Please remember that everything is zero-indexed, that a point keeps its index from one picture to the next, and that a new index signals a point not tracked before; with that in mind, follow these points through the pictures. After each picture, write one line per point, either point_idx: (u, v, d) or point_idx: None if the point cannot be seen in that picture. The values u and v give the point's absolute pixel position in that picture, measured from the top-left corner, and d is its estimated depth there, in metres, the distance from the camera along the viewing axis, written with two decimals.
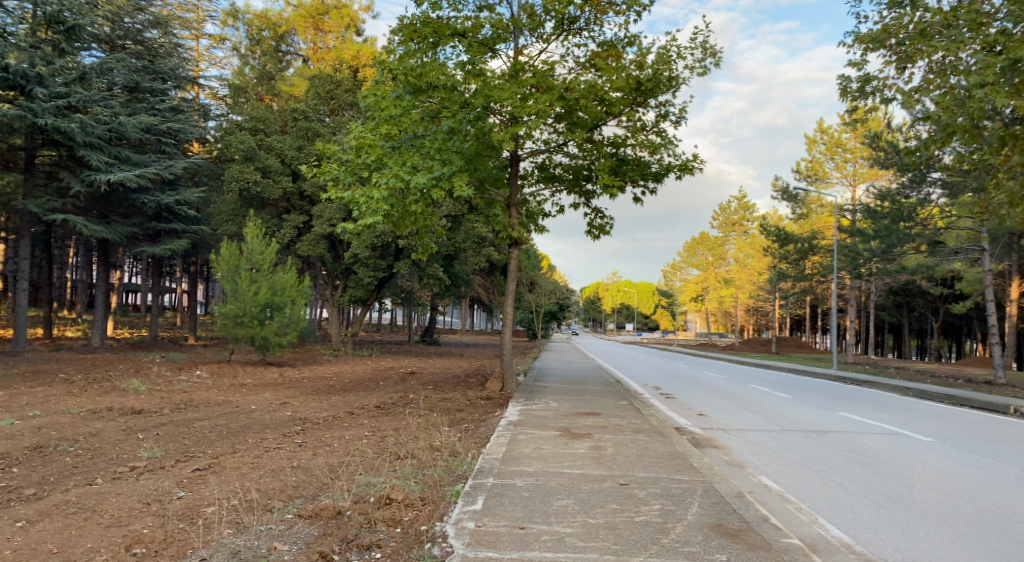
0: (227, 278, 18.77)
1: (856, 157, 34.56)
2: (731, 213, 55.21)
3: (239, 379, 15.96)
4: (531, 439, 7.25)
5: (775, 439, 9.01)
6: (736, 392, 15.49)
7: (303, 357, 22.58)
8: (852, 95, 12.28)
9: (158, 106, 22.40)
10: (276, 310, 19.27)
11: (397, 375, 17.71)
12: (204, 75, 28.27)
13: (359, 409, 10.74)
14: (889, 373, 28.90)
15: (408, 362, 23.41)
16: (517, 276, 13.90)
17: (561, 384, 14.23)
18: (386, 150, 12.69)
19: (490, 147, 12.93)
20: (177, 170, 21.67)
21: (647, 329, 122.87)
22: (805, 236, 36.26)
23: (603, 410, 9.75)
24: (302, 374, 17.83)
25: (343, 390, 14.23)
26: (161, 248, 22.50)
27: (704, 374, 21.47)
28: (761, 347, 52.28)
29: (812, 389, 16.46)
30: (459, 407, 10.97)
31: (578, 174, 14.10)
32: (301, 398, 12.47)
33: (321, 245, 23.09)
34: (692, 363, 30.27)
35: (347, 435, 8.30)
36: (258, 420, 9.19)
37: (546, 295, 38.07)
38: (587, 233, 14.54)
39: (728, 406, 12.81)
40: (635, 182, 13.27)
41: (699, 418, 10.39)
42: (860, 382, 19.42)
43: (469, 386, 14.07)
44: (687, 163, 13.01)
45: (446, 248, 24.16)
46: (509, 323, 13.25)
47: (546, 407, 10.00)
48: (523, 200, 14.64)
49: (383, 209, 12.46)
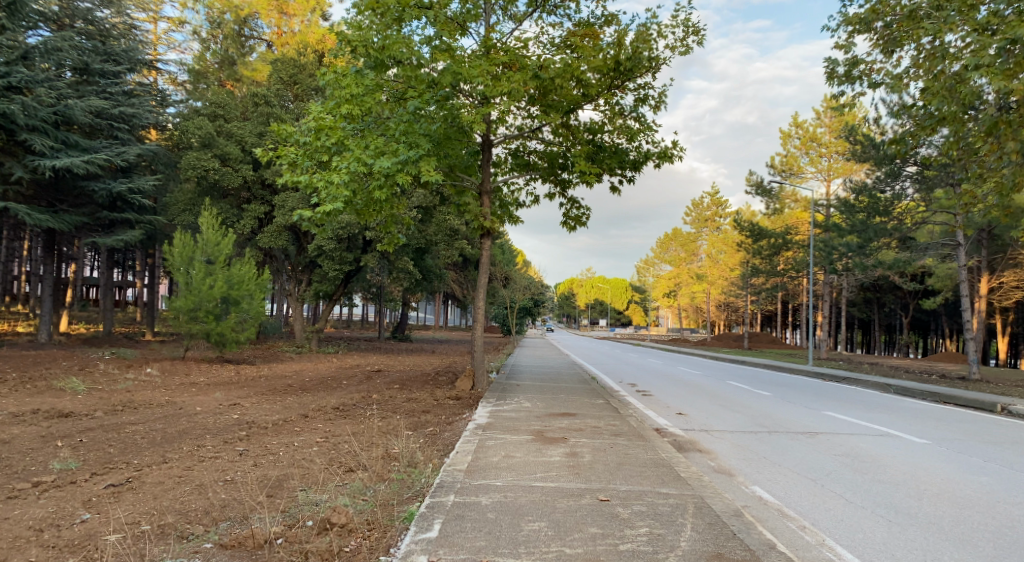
0: (182, 270, 17.74)
1: (831, 151, 34.67)
2: (704, 208, 55.24)
3: (192, 377, 14.98)
4: (499, 445, 6.54)
5: (760, 441, 8.47)
6: (714, 389, 15.02)
7: (265, 354, 21.59)
8: (839, 80, 11.78)
9: (109, 89, 21.02)
10: (233, 304, 18.32)
11: (362, 373, 16.83)
12: (162, 60, 26.95)
13: (315, 412, 9.89)
14: (863, 369, 28.77)
15: (375, 359, 22.51)
16: (488, 269, 13.16)
17: (535, 382, 13.54)
18: (347, 133, 11.96)
19: (460, 132, 12.21)
20: (131, 156, 20.46)
21: (620, 325, 123.01)
22: (778, 232, 36.21)
23: (578, 411, 9.08)
24: (260, 372, 16.89)
25: (301, 389, 13.37)
26: (112, 239, 21.27)
27: (680, 370, 21.01)
28: (733, 342, 52.33)
29: (790, 386, 16.07)
30: (425, 408, 10.22)
31: (553, 161, 13.39)
32: (255, 399, 11.55)
33: (284, 236, 22.33)
34: (666, 357, 29.83)
35: (297, 441, 7.48)
36: (200, 423, 8.32)
37: (519, 290, 37.42)
38: (563, 223, 13.84)
39: (708, 404, 12.27)
40: (612, 170, 12.62)
41: (681, 418, 9.80)
42: (838, 379, 19.11)
43: (438, 385, 13.31)
44: (667, 150, 12.38)
45: (415, 241, 23.34)
46: (479, 318, 12.54)
47: (517, 408, 9.28)
48: (495, 188, 13.89)
49: (345, 195, 11.69)
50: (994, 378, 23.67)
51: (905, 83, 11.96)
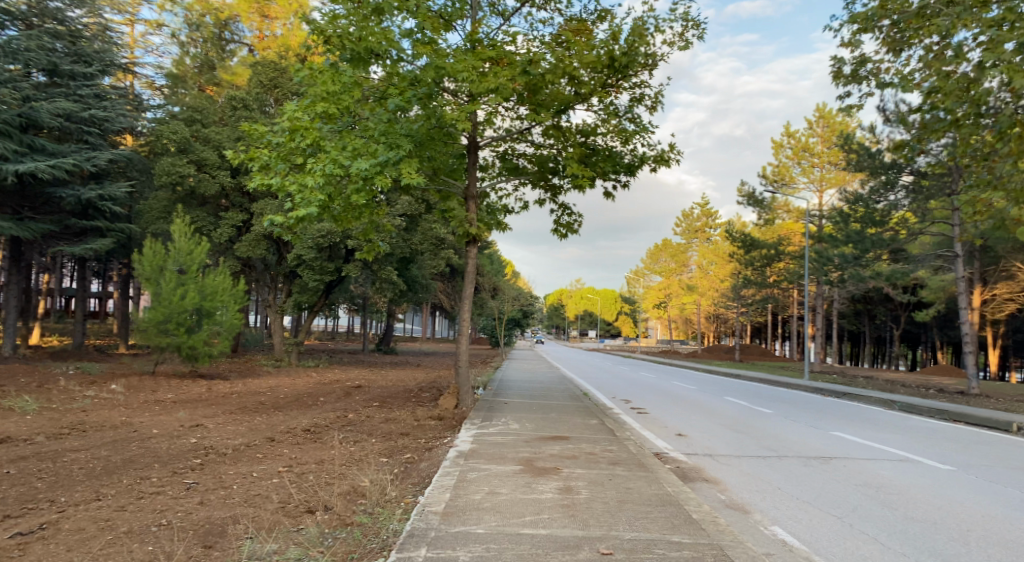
0: (151, 280, 16.81)
1: (823, 162, 34.39)
2: (694, 219, 55.19)
3: (158, 393, 14.03)
4: (484, 479, 5.75)
5: (772, 467, 7.76)
6: (712, 406, 14.34)
7: (241, 368, 20.61)
8: (844, 80, 11.28)
9: (80, 91, 20.15)
10: (206, 316, 17.37)
11: (341, 389, 15.94)
12: (140, 63, 26.09)
13: (283, 435, 9.04)
14: (859, 383, 28.12)
15: (357, 373, 21.58)
16: (474, 279, 12.37)
17: (523, 399, 12.75)
18: (323, 134, 11.24)
19: (445, 133, 11.54)
20: (102, 162, 19.57)
21: (609, 336, 122.37)
22: (770, 243, 35.77)
23: (570, 435, 8.30)
24: (234, 388, 15.95)
25: (274, 407, 12.48)
26: (81, 247, 20.30)
27: (673, 385, 20.32)
28: (724, 354, 51.69)
29: (791, 402, 15.38)
30: (403, 429, 9.42)
31: (544, 165, 12.72)
32: (221, 419, 10.66)
33: (262, 246, 21.49)
34: (658, 371, 29.06)
35: (256, 471, 6.67)
36: (151, 449, 7.48)
37: (508, 302, 36.58)
38: (553, 232, 13.14)
39: (707, 423, 11.55)
40: (606, 174, 11.93)
41: (682, 441, 9.07)
42: (837, 394, 18.44)
43: (420, 402, 12.48)
44: (663, 154, 11.73)
45: (400, 250, 22.50)
46: (464, 331, 11.77)
47: (504, 430, 8.50)
48: (482, 194, 13.18)
49: (320, 199, 10.96)
50: (993, 392, 23.08)
51: (910, 86, 11.51)
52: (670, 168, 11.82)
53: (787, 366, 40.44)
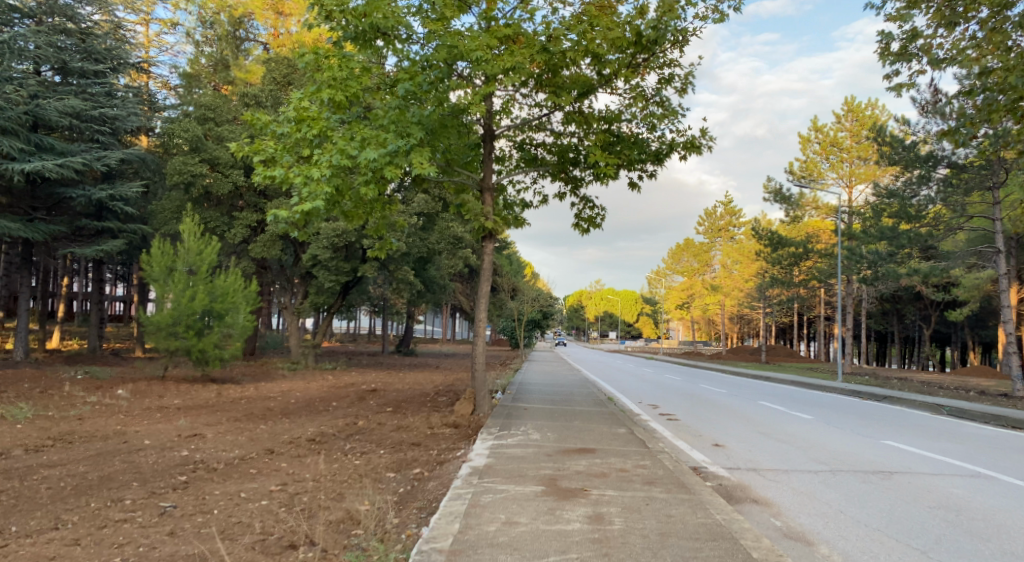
0: (159, 282, 16.31)
1: (855, 156, 33.16)
2: (718, 218, 54.19)
3: (164, 399, 13.45)
4: (500, 504, 4.95)
5: (826, 485, 6.88)
6: (747, 410, 13.43)
7: (254, 372, 20.05)
8: (893, 57, 10.39)
9: (89, 89, 19.77)
10: (216, 318, 16.80)
11: (354, 394, 15.25)
12: (154, 62, 25.76)
13: (284, 446, 8.34)
14: (895, 385, 26.86)
15: (372, 376, 20.94)
16: (491, 276, 11.59)
17: (544, 404, 11.96)
18: (330, 124, 10.57)
19: (459, 120, 10.81)
20: (112, 161, 19.16)
21: (630, 336, 121.01)
22: (799, 240, 34.58)
23: (598, 447, 7.47)
24: (244, 393, 15.34)
25: (282, 414, 11.81)
26: (91, 249, 19.91)
27: (701, 388, 19.39)
28: (750, 356, 50.30)
29: (831, 407, 14.42)
30: (414, 439, 8.69)
31: (564, 156, 11.96)
32: (222, 428, 9.99)
33: (277, 246, 21.00)
34: (684, 372, 28.13)
35: (246, 491, 5.98)
36: (135, 464, 6.82)
37: (529, 302, 35.76)
38: (575, 227, 12.35)
39: (744, 431, 10.68)
40: (632, 162, 11.13)
41: (721, 453, 8.23)
42: (878, 397, 17.39)
43: (435, 409, 11.75)
44: (694, 140, 10.88)
45: (417, 249, 21.82)
46: (481, 332, 11.01)
47: (525, 442, 7.72)
48: (499, 187, 12.43)
49: (327, 192, 10.27)
50: None
51: (964, 64, 10.67)
52: (701, 155, 10.97)
53: (819, 367, 39.05)
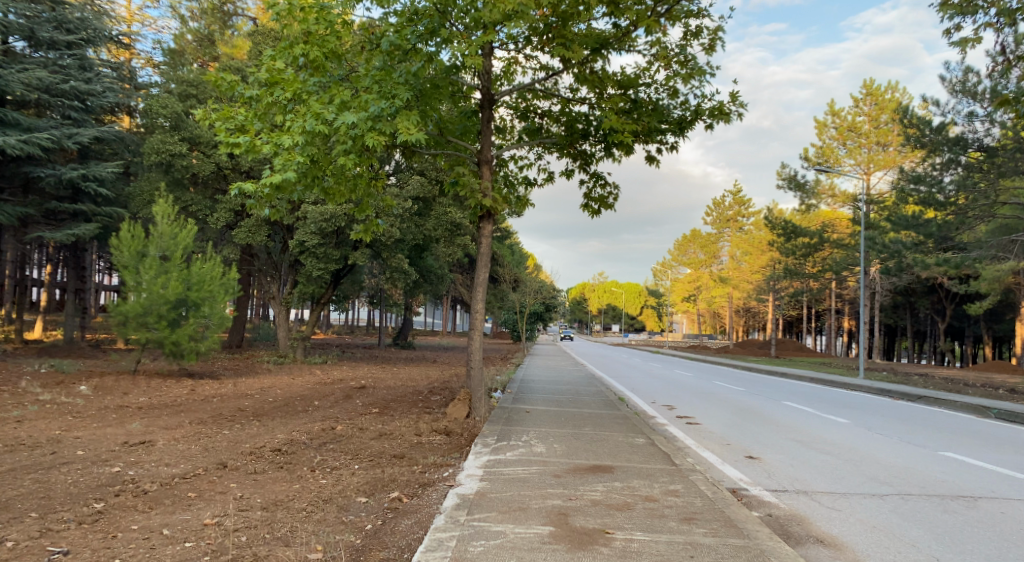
0: (130, 267, 15.04)
1: (872, 142, 31.82)
2: (725, 208, 52.92)
3: (128, 398, 12.14)
4: (493, 559, 3.66)
5: (899, 515, 5.56)
6: (772, 412, 12.14)
7: (238, 366, 18.78)
8: (953, 6, 9.01)
9: (60, 62, 18.55)
10: (191, 308, 15.50)
11: (340, 392, 13.93)
12: (137, 39, 24.43)
13: (242, 458, 7.03)
14: (916, 382, 25.53)
15: (364, 371, 19.64)
16: (489, 261, 10.24)
17: (550, 406, 10.66)
18: (308, 87, 9.33)
19: (451, 82, 9.51)
20: (84, 138, 17.99)
21: (633, 330, 119.51)
22: (813, 230, 33.21)
23: (616, 466, 6.16)
24: (220, 390, 14.07)
25: (254, 415, 10.51)
26: (63, 233, 18.64)
27: (715, 386, 18.10)
28: (758, 350, 48.94)
29: (863, 408, 13.07)
30: (397, 450, 7.41)
31: (572, 127, 10.66)
32: (180, 433, 8.69)
33: (263, 231, 19.69)
34: (694, 368, 26.80)
35: (170, 524, 4.68)
36: (44, 485, 5.52)
37: (531, 294, 34.39)
38: (584, 207, 11.03)
39: (776, 438, 9.38)
40: (651, 132, 9.80)
41: (760, 471, 6.92)
42: (911, 397, 16.02)
43: (427, 411, 10.46)
44: (723, 106, 9.53)
45: (412, 236, 20.51)
46: (478, 324, 9.68)
47: (529, 456, 6.42)
48: (499, 163, 11.13)
49: (301, 162, 8.92)
50: None
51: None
52: (728, 124, 9.65)
53: (830, 363, 37.67)
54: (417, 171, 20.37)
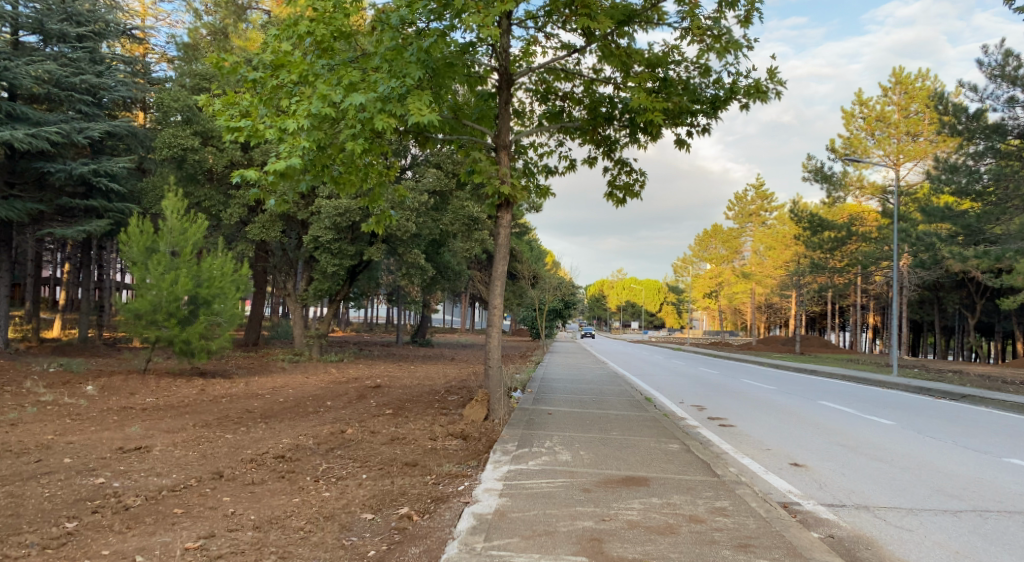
0: (139, 263, 14.63)
1: (903, 131, 30.69)
2: (748, 202, 51.87)
3: (135, 400, 11.68)
4: None
5: (981, 536, 4.82)
6: (810, 413, 11.38)
7: (251, 365, 18.34)
8: None
9: (69, 54, 18.27)
10: (202, 306, 15.08)
11: (354, 392, 13.38)
12: (151, 33, 24.16)
13: (240, 467, 6.45)
14: (953, 380, 24.45)
15: (381, 370, 19.11)
16: (508, 252, 9.60)
17: (574, 408, 9.99)
18: (315, 69, 8.76)
19: (467, 61, 8.89)
20: (94, 132, 17.78)
21: (653, 327, 118.18)
22: (841, 223, 32.16)
23: (651, 477, 5.50)
24: (230, 390, 13.60)
25: (262, 417, 9.99)
26: (74, 230, 18.33)
27: (744, 384, 17.30)
28: (783, 347, 47.80)
29: (907, 407, 12.24)
30: (410, 457, 6.81)
31: (595, 110, 10.00)
32: (179, 438, 8.14)
33: (277, 226, 19.23)
34: (719, 365, 25.96)
35: (144, 550, 4.11)
36: (17, 501, 5.00)
37: (550, 291, 33.72)
38: (608, 196, 10.37)
39: (818, 442, 8.63)
40: (681, 113, 9.11)
41: (811, 482, 6.20)
42: (955, 396, 15.10)
43: (444, 412, 9.85)
44: (759, 84, 8.80)
45: (428, 230, 19.94)
46: (496, 320, 9.05)
47: (554, 466, 5.77)
48: (518, 150, 10.52)
49: (307, 148, 8.35)
50: None
51: None
52: (765, 104, 8.92)
53: (860, 360, 36.50)
54: (433, 164, 19.82)
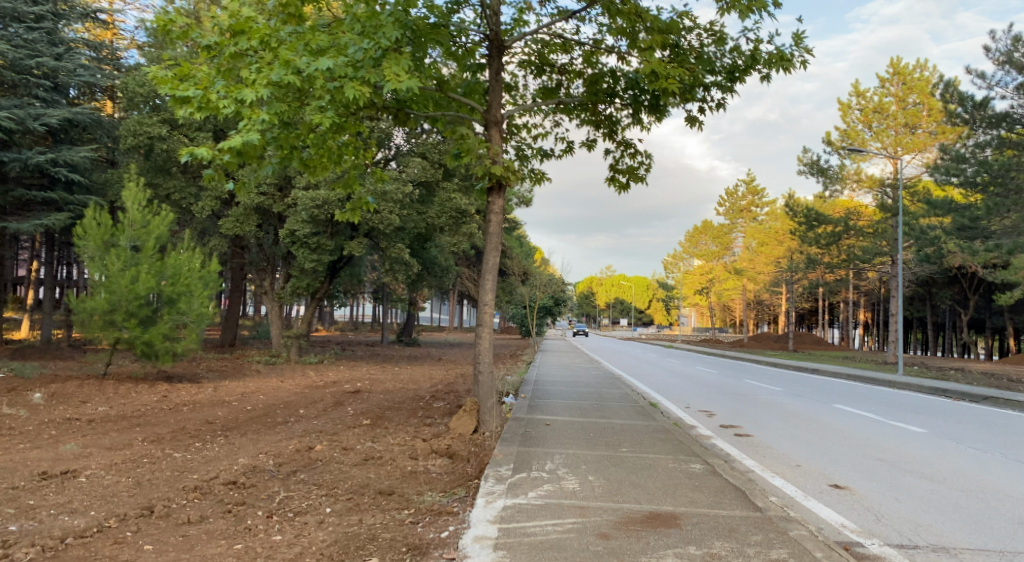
0: (95, 259, 13.44)
1: (902, 123, 29.77)
2: (740, 198, 51.07)
3: (85, 409, 10.52)
4: None
5: None
6: (830, 419, 10.42)
7: (224, 367, 17.20)
8: None
9: (24, 35, 17.02)
10: (167, 304, 13.92)
11: (330, 398, 12.22)
12: (119, 17, 22.86)
13: (178, 499, 5.31)
14: (956, 378, 23.67)
15: (362, 371, 17.96)
16: (499, 242, 8.53)
17: (575, 417, 8.94)
18: (278, 33, 7.63)
19: (451, 25, 7.79)
20: (51, 119, 16.59)
21: (642, 325, 117.39)
22: (837, 218, 31.35)
23: (680, 513, 4.47)
24: (196, 396, 12.47)
25: (223, 429, 8.86)
26: (30, 223, 17.08)
27: (747, 385, 16.37)
28: (776, 343, 47.01)
29: (932, 412, 11.29)
30: (385, 482, 5.74)
31: (596, 85, 8.93)
32: (116, 458, 6.99)
33: (252, 220, 18.02)
34: (718, 364, 24.99)
35: None
36: None
37: (540, 288, 32.67)
38: (610, 181, 9.34)
39: (851, 455, 7.62)
40: (693, 83, 8.04)
41: (866, 511, 5.19)
42: (974, 397, 14.19)
43: (427, 423, 8.77)
44: (783, 51, 7.74)
45: (412, 224, 18.82)
46: (486, 319, 7.99)
47: (558, 499, 4.71)
48: (508, 130, 9.46)
49: (266, 122, 7.23)
50: None
51: None
52: (787, 73, 7.88)
53: (856, 357, 35.72)
54: (418, 154, 18.73)
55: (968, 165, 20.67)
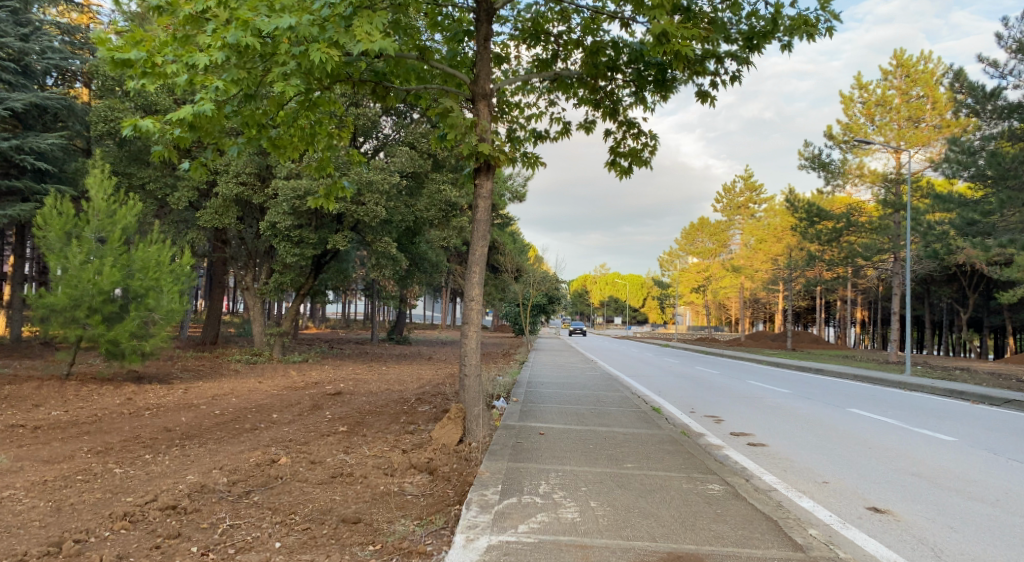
0: (54, 249, 12.48)
1: (905, 116, 29.05)
2: (737, 194, 50.30)
3: (35, 414, 9.58)
4: None
5: None
6: (848, 425, 9.62)
7: (200, 366, 16.30)
8: None
9: None
10: (135, 300, 13.01)
11: (308, 402, 11.31)
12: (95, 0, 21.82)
13: (100, 532, 4.42)
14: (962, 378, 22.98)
15: (347, 371, 17.10)
16: (488, 230, 7.67)
17: (572, 424, 8.07)
18: None
19: None
20: (15, 103, 15.63)
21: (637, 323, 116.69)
22: (839, 214, 30.61)
23: (706, 555, 3.66)
24: (163, 398, 11.55)
25: (182, 438, 7.97)
26: None
27: (751, 386, 15.59)
28: (773, 342, 46.30)
29: (956, 416, 10.50)
30: (351, 507, 4.88)
31: (596, 58, 8.04)
32: (45, 475, 6.05)
33: (231, 212, 17.06)
34: (717, 364, 24.19)
35: None
36: None
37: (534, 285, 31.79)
38: (610, 164, 8.52)
39: (881, 468, 6.83)
40: (705, 50, 7.19)
41: (921, 545, 4.38)
42: (994, 400, 13.42)
43: (409, 430, 7.90)
44: (807, 15, 6.90)
45: (399, 216, 17.92)
46: (474, 316, 7.14)
47: (553, 537, 3.86)
48: (497, 108, 8.58)
49: (222, 89, 6.35)
50: None
51: None
52: (811, 41, 7.03)
53: (856, 356, 35.01)
54: (406, 143, 17.85)
55: (978, 157, 19.85)
